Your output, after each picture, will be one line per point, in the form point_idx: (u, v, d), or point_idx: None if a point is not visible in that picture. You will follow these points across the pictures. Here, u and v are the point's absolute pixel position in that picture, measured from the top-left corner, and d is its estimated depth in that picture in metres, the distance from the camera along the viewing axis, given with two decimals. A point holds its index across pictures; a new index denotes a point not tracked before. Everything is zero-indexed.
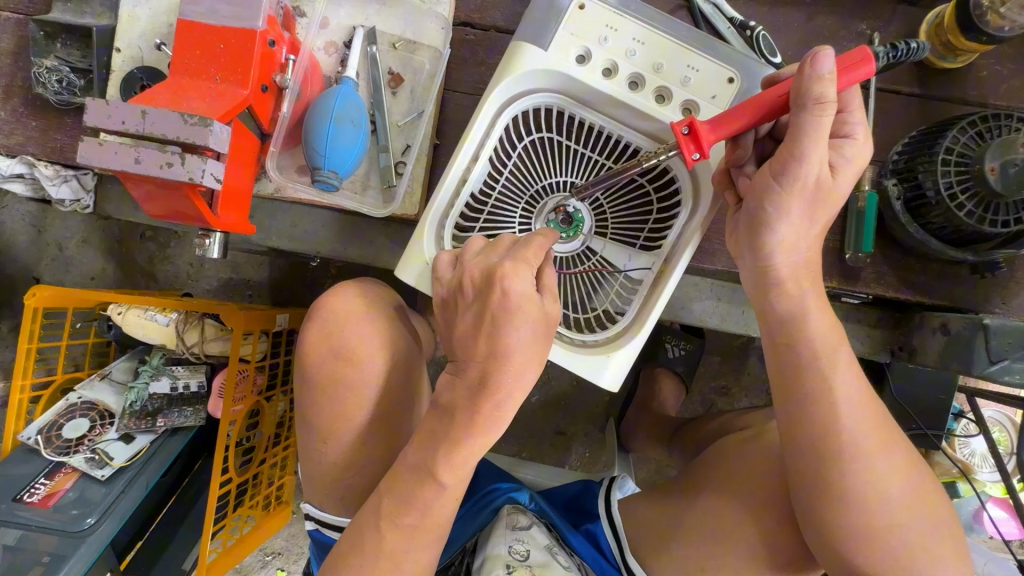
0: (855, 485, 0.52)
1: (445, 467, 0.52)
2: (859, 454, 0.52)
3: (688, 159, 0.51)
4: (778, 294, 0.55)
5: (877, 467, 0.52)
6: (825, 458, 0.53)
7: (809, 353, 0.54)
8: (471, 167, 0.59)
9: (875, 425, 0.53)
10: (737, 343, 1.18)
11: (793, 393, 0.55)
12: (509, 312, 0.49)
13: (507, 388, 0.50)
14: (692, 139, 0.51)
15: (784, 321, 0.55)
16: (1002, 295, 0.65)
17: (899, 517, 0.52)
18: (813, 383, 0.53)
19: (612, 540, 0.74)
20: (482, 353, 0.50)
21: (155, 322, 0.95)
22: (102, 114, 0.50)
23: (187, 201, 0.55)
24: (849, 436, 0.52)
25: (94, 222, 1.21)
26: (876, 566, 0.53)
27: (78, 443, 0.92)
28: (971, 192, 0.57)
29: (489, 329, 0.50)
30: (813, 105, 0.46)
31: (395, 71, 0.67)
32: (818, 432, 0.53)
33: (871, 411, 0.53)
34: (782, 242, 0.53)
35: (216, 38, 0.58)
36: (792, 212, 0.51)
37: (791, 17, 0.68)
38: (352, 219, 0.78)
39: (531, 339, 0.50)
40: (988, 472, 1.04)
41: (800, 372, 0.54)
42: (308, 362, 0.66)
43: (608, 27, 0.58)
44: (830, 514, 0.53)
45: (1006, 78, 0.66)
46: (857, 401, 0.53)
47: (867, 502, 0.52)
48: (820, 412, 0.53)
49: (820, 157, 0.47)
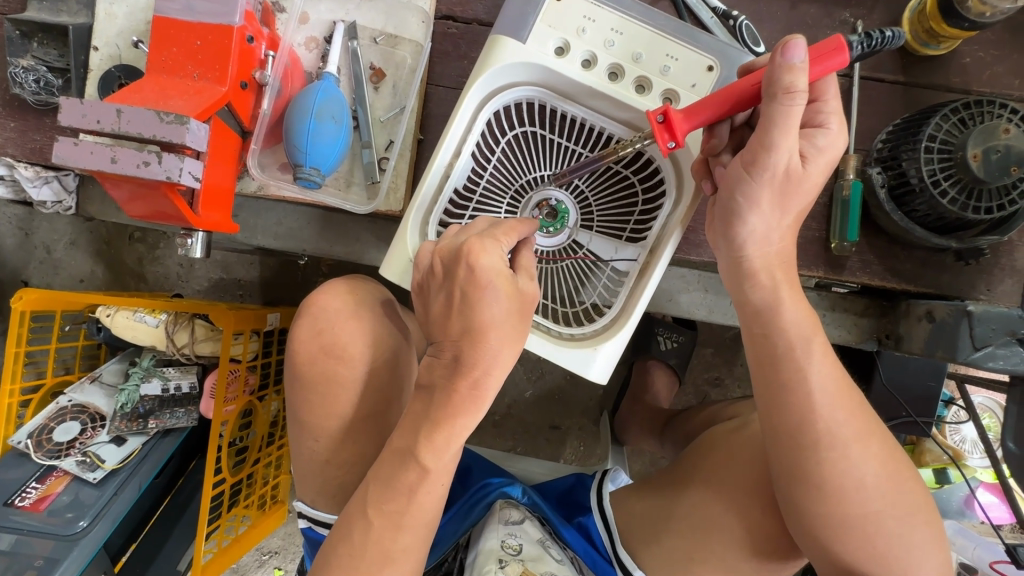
0: (833, 474, 0.52)
1: (428, 458, 0.53)
2: (835, 443, 0.52)
3: (664, 150, 0.50)
4: (755, 284, 0.55)
5: (855, 455, 0.52)
6: (802, 448, 0.53)
7: (788, 343, 0.54)
8: (454, 162, 0.59)
9: (852, 415, 0.53)
10: (729, 335, 1.18)
11: (770, 384, 0.55)
12: (486, 303, 0.50)
13: (484, 368, 0.50)
14: (666, 127, 0.51)
15: (761, 312, 0.55)
16: (987, 282, 0.65)
17: (877, 506, 0.52)
18: (790, 373, 0.54)
19: (604, 533, 0.74)
20: (461, 344, 0.51)
21: (144, 324, 0.95)
22: (76, 114, 0.49)
23: (166, 200, 0.54)
24: (826, 425, 0.52)
25: (82, 224, 1.20)
26: (855, 554, 0.54)
27: (69, 446, 0.92)
28: (954, 179, 0.57)
29: (471, 335, 0.50)
30: (782, 95, 0.45)
31: (376, 65, 0.67)
32: (793, 422, 0.53)
33: (847, 399, 0.53)
34: (754, 232, 0.53)
35: (193, 34, 0.57)
36: (765, 201, 0.52)
37: (775, 8, 0.67)
38: (336, 216, 0.77)
39: (512, 326, 0.51)
40: (976, 458, 1.05)
41: (774, 362, 0.54)
42: (296, 360, 0.65)
43: (585, 18, 0.57)
44: (809, 503, 0.54)
45: (989, 65, 0.66)
46: (833, 390, 0.53)
47: (845, 490, 0.52)
48: (797, 402, 0.53)
49: (791, 146, 0.47)
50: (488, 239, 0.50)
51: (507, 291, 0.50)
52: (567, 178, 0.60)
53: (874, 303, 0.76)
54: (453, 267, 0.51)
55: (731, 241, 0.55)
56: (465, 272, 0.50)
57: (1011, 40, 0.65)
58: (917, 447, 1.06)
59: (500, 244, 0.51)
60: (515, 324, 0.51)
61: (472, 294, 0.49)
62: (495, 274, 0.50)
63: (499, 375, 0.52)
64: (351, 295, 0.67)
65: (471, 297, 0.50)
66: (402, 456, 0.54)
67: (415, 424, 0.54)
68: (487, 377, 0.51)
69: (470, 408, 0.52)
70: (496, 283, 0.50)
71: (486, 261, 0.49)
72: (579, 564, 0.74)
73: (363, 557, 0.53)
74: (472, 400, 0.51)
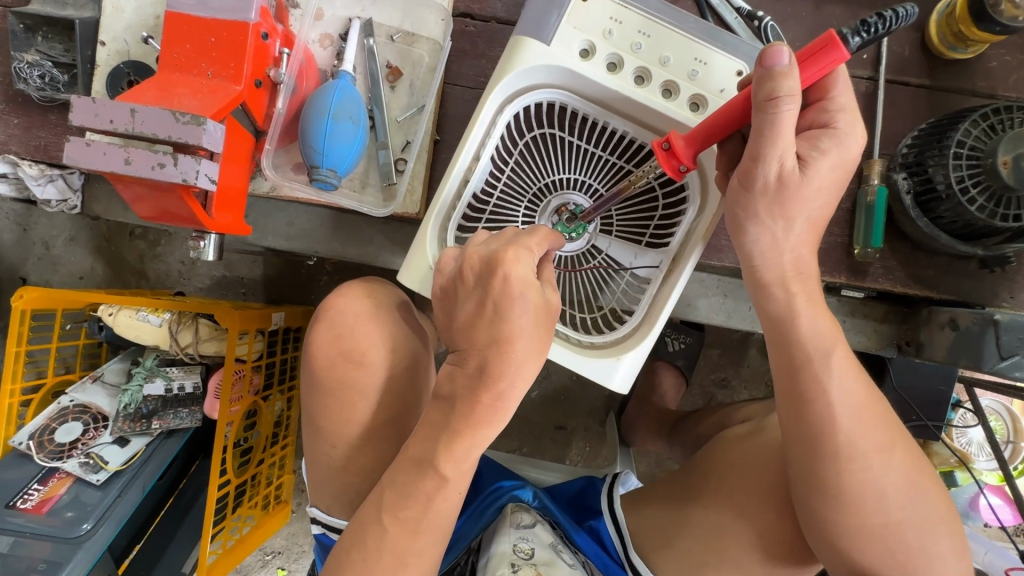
0: (852, 484, 0.52)
1: (448, 466, 0.52)
2: (855, 454, 0.51)
3: (673, 176, 0.52)
4: (781, 291, 0.54)
5: (874, 466, 0.52)
6: (821, 457, 0.52)
7: (812, 350, 0.53)
8: (474, 165, 0.58)
9: (875, 425, 0.52)
10: (737, 336, 1.17)
11: (791, 393, 0.54)
12: (510, 310, 0.48)
13: (510, 376, 0.49)
14: (671, 154, 0.51)
15: (780, 321, 0.54)
16: (1010, 288, 0.65)
17: (898, 516, 0.52)
18: (808, 383, 0.53)
19: (616, 537, 0.73)
20: (483, 351, 0.49)
21: (147, 323, 0.93)
22: (88, 112, 0.48)
23: (181, 202, 0.53)
24: (847, 436, 0.52)
25: (82, 220, 1.17)
26: (875, 563, 0.53)
27: (71, 447, 0.90)
28: (982, 186, 0.57)
29: (497, 344, 0.49)
30: (763, 101, 0.45)
31: (393, 63, 0.65)
32: (813, 431, 0.53)
33: (868, 409, 0.52)
34: (780, 239, 0.52)
35: (207, 30, 0.55)
36: (792, 208, 0.51)
37: (799, 9, 0.66)
38: (349, 217, 0.76)
39: (535, 332, 0.49)
40: (984, 460, 1.05)
41: (795, 372, 0.53)
42: (314, 365, 0.64)
43: (611, 19, 0.56)
44: (828, 513, 0.53)
45: (1015, 69, 0.65)
46: (855, 400, 0.52)
47: (865, 500, 0.52)
48: (817, 412, 0.52)
49: (779, 153, 0.47)
50: (522, 249, 0.49)
51: (535, 303, 0.49)
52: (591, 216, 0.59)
53: (895, 309, 0.75)
54: (487, 275, 0.49)
55: (765, 250, 0.53)
56: (498, 280, 0.48)
57: None
58: (926, 449, 1.05)
59: (532, 253, 0.50)
60: (540, 333, 0.50)
61: (504, 304, 0.48)
62: (528, 284, 0.49)
63: (522, 387, 0.50)
64: (368, 299, 0.66)
65: (499, 305, 0.49)
66: (418, 464, 0.53)
67: (434, 432, 0.52)
68: (510, 388, 0.49)
69: (492, 417, 0.50)
70: (526, 294, 0.49)
71: (515, 273, 0.48)
72: (591, 567, 0.73)
73: (377, 562, 0.52)
74: (493, 411, 0.50)
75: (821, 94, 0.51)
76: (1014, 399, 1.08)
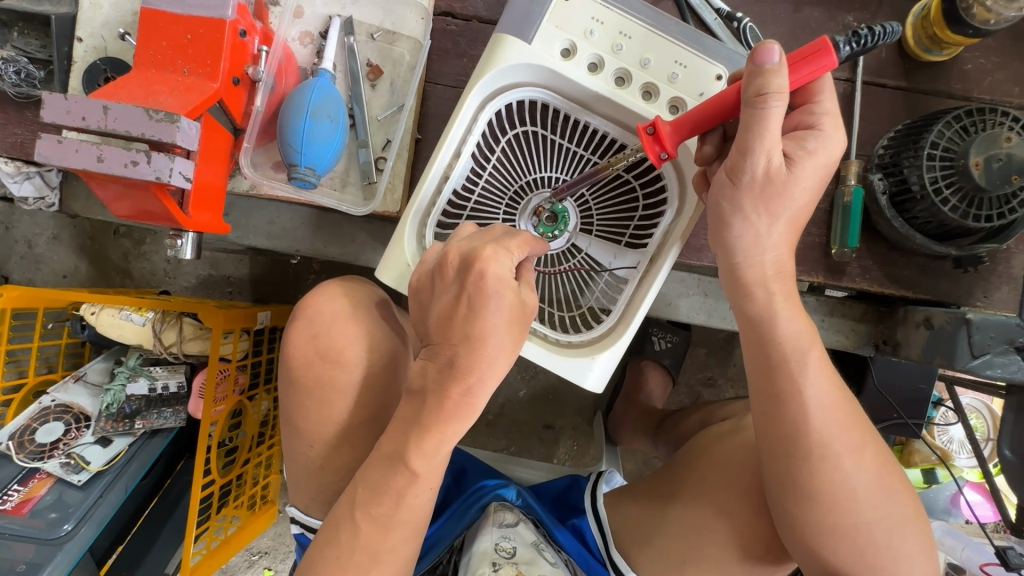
0: (825, 484, 0.52)
1: (418, 459, 0.52)
2: (828, 454, 0.52)
3: (653, 161, 0.51)
4: (760, 290, 0.54)
5: (848, 466, 0.52)
6: (795, 457, 0.53)
7: (788, 351, 0.53)
8: (453, 163, 0.58)
9: (847, 425, 0.53)
10: (723, 335, 1.18)
11: (767, 393, 0.54)
12: (487, 303, 0.49)
13: (479, 371, 0.49)
14: (656, 140, 0.51)
15: (758, 322, 0.54)
16: (984, 288, 0.65)
17: (868, 517, 0.52)
18: (786, 384, 0.53)
19: (598, 535, 0.74)
20: (455, 342, 0.50)
21: (130, 322, 0.93)
22: (61, 110, 0.47)
23: (155, 200, 0.52)
24: (820, 437, 0.52)
25: (66, 218, 1.16)
26: (846, 562, 0.54)
27: (52, 447, 0.90)
28: (955, 187, 0.57)
29: (470, 340, 0.49)
30: (754, 97, 0.45)
31: (374, 62, 0.65)
32: (789, 431, 0.53)
33: (842, 410, 0.53)
34: (760, 240, 0.53)
35: (183, 27, 0.55)
36: (769, 204, 0.51)
37: (779, 10, 0.67)
38: (330, 216, 0.75)
39: (508, 330, 0.50)
40: (964, 457, 1.07)
41: (771, 372, 0.54)
42: (292, 364, 0.64)
43: (593, 19, 0.56)
44: (802, 513, 0.53)
45: (990, 72, 0.65)
46: (829, 400, 0.53)
47: (837, 500, 0.52)
48: (793, 412, 0.53)
49: (767, 149, 0.47)
50: (501, 249, 0.50)
51: (511, 303, 0.49)
52: (563, 195, 0.59)
53: (872, 309, 0.76)
54: (464, 274, 0.50)
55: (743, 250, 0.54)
56: (475, 277, 0.49)
57: (1012, 47, 0.65)
58: (907, 447, 1.07)
59: (512, 253, 0.50)
60: (513, 333, 0.50)
61: (478, 299, 0.48)
62: (501, 280, 0.49)
63: (491, 383, 0.51)
64: (347, 298, 0.65)
65: (476, 303, 0.49)
66: (390, 461, 0.53)
67: (404, 429, 0.53)
68: (478, 383, 0.50)
69: (461, 414, 0.51)
70: (502, 292, 0.49)
71: (490, 271, 0.48)
72: (573, 565, 0.73)
73: (350, 559, 0.53)
74: (465, 407, 0.51)
75: (807, 98, 0.52)
76: (994, 397, 1.10)
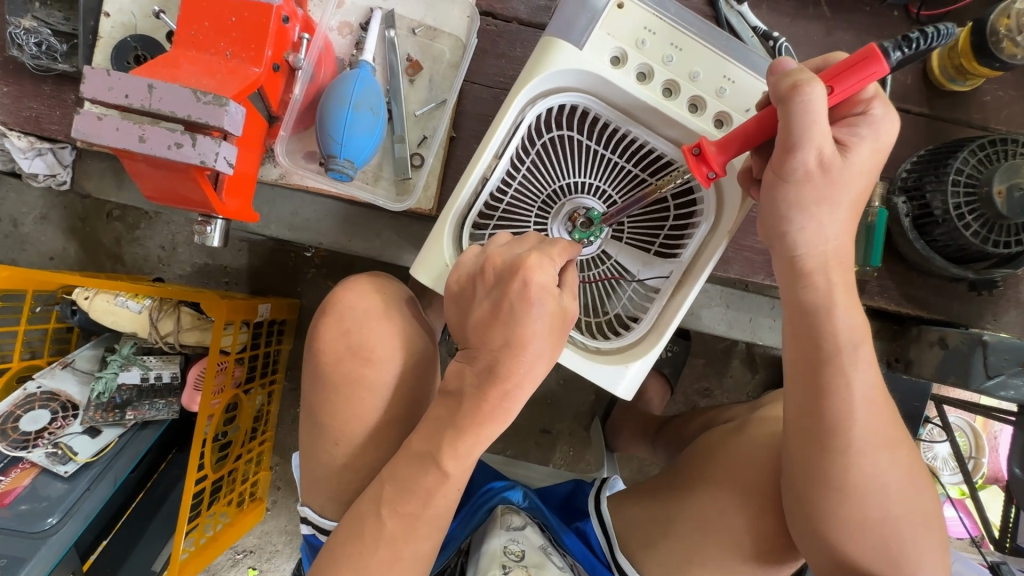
0: (857, 477, 0.52)
1: (449, 457, 0.51)
2: (866, 447, 0.52)
3: (703, 182, 0.50)
4: (805, 284, 0.52)
5: (882, 460, 0.52)
6: (833, 453, 0.52)
7: (829, 344, 0.52)
8: (494, 165, 0.57)
9: (885, 422, 0.53)
10: (721, 346, 1.20)
11: (809, 385, 0.53)
12: (531, 310, 0.48)
13: (516, 378, 0.49)
14: (702, 160, 0.50)
15: (813, 311, 0.52)
16: (994, 311, 0.68)
17: (898, 511, 0.53)
18: (834, 376, 0.52)
19: (602, 538, 0.72)
20: (498, 342, 0.49)
21: (125, 310, 0.89)
22: (102, 86, 0.46)
23: (193, 184, 0.50)
24: (862, 433, 0.52)
25: (55, 198, 1.12)
26: (863, 554, 0.54)
27: (37, 436, 0.85)
28: (977, 213, 0.60)
29: (510, 346, 0.49)
30: (789, 91, 0.44)
31: (414, 57, 0.65)
32: (828, 426, 0.52)
33: (882, 405, 0.53)
34: (817, 239, 0.50)
35: (228, 10, 0.53)
36: (834, 194, 0.48)
37: (811, 32, 0.68)
38: (356, 210, 0.74)
39: (549, 336, 0.49)
40: (948, 474, 1.12)
41: (818, 364, 0.52)
42: (322, 360, 0.63)
43: (646, 29, 0.56)
44: (838, 506, 0.53)
45: (1007, 104, 0.68)
46: (872, 394, 0.52)
47: (866, 494, 0.53)
48: (837, 403, 0.52)
49: (816, 140, 0.45)
50: (545, 257, 0.49)
51: (553, 311, 0.49)
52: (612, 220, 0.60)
53: (886, 326, 0.78)
54: (507, 276, 0.49)
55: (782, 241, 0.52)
56: (519, 285, 0.48)
57: None
58: None
59: (555, 262, 0.50)
60: (552, 340, 0.50)
61: (521, 306, 0.48)
62: (546, 289, 0.49)
63: (529, 389, 0.51)
64: (379, 294, 0.65)
65: (517, 310, 0.49)
66: (420, 460, 0.52)
67: (437, 429, 0.52)
68: (516, 389, 0.49)
69: (493, 419, 0.50)
70: (544, 299, 0.49)
71: (536, 279, 0.48)
72: (578, 569, 0.71)
73: (372, 555, 0.52)
74: (499, 411, 0.50)
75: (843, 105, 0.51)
76: (977, 416, 1.12)
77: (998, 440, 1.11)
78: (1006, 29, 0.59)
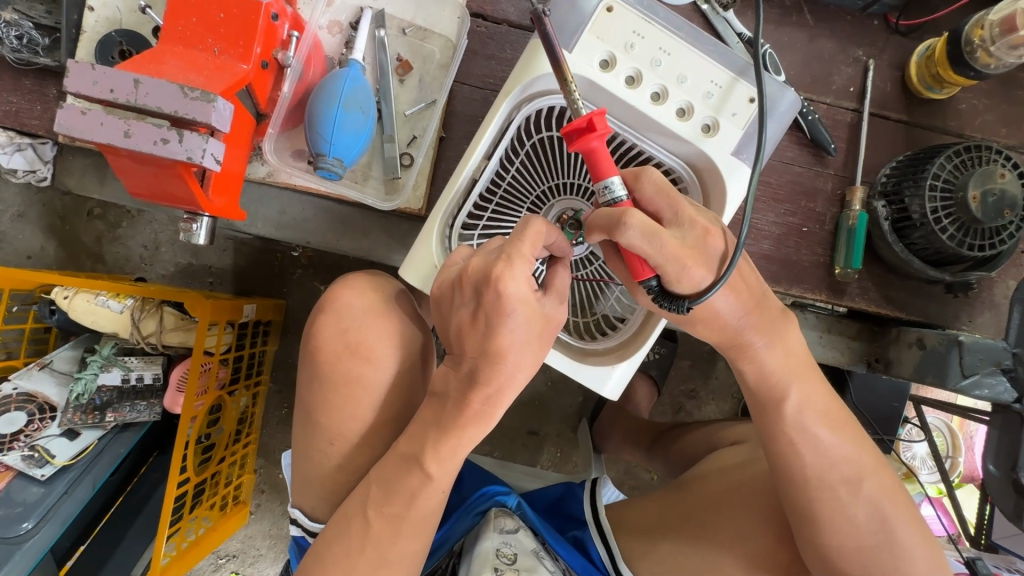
0: (826, 510, 0.54)
1: (433, 459, 0.51)
2: (825, 484, 0.54)
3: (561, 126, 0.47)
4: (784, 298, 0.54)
5: (846, 495, 0.54)
6: (797, 489, 0.55)
7: (767, 392, 0.56)
8: (483, 166, 0.58)
9: (847, 454, 0.54)
10: (706, 348, 1.21)
11: (761, 430, 0.56)
12: (504, 321, 0.47)
13: (498, 383, 0.49)
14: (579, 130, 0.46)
15: (767, 360, 0.55)
16: (969, 313, 0.70)
17: (882, 516, 0.54)
18: (778, 423, 0.55)
19: (602, 549, 0.70)
20: (473, 350, 0.49)
21: (107, 309, 0.87)
22: (87, 80, 0.45)
23: (178, 181, 0.50)
24: (816, 469, 0.54)
25: (34, 195, 1.09)
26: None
27: (13, 438, 0.83)
28: (953, 217, 0.61)
29: (488, 356, 0.48)
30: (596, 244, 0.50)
31: (403, 57, 0.65)
32: (782, 467, 0.55)
33: (842, 439, 0.55)
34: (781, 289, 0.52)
35: (217, 5, 0.53)
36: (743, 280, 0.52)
37: (795, 39, 0.70)
38: (343, 209, 0.74)
39: (528, 345, 0.48)
40: (927, 473, 1.13)
41: (763, 412, 0.56)
42: (319, 359, 0.62)
43: (634, 33, 0.57)
44: (813, 536, 0.55)
45: (982, 112, 0.70)
46: (825, 436, 0.55)
47: (838, 527, 0.54)
48: (785, 446, 0.55)
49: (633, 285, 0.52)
50: (515, 261, 0.47)
51: (530, 317, 0.48)
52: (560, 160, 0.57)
53: (866, 327, 0.80)
54: (479, 287, 0.47)
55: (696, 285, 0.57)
56: (490, 295, 0.46)
57: (1002, 91, 0.70)
58: None
59: (526, 258, 0.47)
60: (535, 348, 0.49)
61: (494, 319, 0.47)
62: (519, 299, 0.47)
63: (511, 395, 0.50)
64: (375, 292, 0.65)
65: (491, 321, 0.47)
66: (405, 461, 0.52)
67: (423, 430, 0.52)
68: (498, 395, 0.49)
69: (478, 422, 0.50)
70: (519, 310, 0.47)
71: (506, 289, 0.46)
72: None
73: (360, 555, 0.52)
74: (483, 414, 0.50)
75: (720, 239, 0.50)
76: (953, 416, 1.15)
77: (974, 440, 1.13)
78: (980, 39, 0.61)
